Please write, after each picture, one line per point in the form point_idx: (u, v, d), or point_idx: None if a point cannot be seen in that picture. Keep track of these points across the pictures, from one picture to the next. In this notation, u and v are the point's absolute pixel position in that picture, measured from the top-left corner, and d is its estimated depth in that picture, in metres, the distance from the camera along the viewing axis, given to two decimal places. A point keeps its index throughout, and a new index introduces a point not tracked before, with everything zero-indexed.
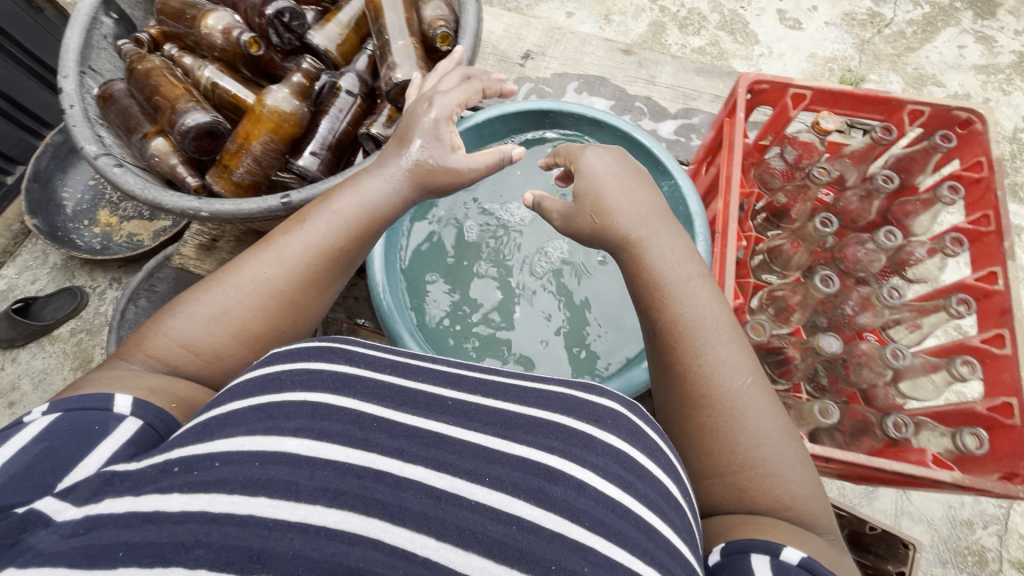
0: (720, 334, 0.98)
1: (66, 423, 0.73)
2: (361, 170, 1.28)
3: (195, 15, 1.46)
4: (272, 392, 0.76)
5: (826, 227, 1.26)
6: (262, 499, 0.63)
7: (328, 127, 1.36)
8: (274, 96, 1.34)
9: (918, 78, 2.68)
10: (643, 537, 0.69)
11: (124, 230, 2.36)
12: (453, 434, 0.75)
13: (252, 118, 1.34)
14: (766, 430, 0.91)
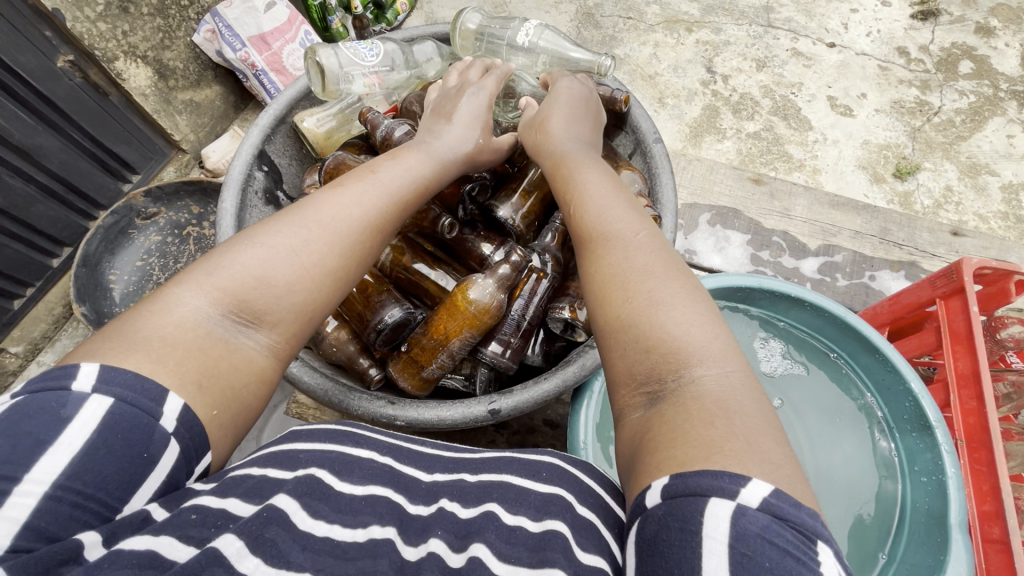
0: (653, 266, 0.86)
1: (108, 425, 0.67)
2: (580, 373, 1.11)
3: None
4: (280, 467, 0.83)
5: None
6: (260, 565, 0.66)
7: (519, 310, 1.19)
8: (480, 287, 1.13)
9: (972, 167, 2.71)
10: (562, 555, 0.72)
11: None
12: (421, 511, 0.85)
13: (451, 306, 1.14)
14: (679, 329, 0.77)
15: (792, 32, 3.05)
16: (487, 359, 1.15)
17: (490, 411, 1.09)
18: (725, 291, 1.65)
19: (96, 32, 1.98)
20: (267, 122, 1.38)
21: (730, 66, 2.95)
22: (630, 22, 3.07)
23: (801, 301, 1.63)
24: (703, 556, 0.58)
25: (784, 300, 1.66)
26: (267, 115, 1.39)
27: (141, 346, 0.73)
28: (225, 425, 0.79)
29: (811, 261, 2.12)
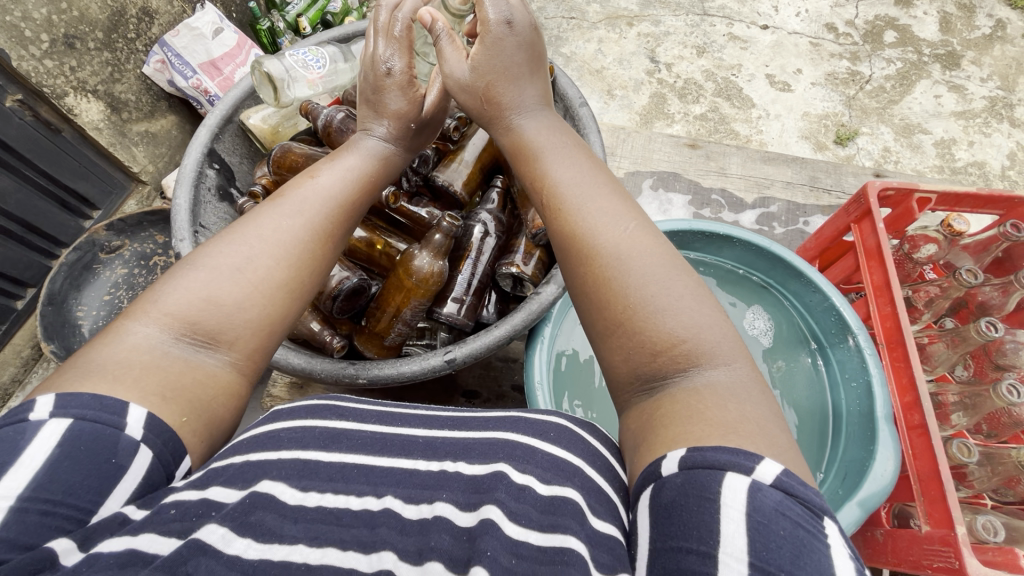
0: (650, 264, 0.88)
1: (72, 447, 0.68)
2: (526, 317, 1.14)
3: None
4: (265, 449, 0.83)
5: (992, 331, 1.39)
6: (251, 544, 0.67)
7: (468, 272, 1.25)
8: (418, 258, 1.18)
9: (906, 128, 2.88)
10: (573, 522, 0.73)
11: None
12: (415, 467, 0.85)
13: (397, 279, 1.20)
14: (688, 332, 0.82)
15: (727, 19, 3.21)
16: (441, 317, 1.20)
17: (446, 359, 1.13)
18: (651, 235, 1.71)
19: (43, 69, 2.00)
20: (214, 122, 1.42)
21: (671, 55, 3.08)
22: (573, 22, 3.19)
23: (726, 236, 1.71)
24: (720, 525, 0.62)
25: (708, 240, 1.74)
26: (214, 115, 1.43)
27: (96, 375, 0.75)
28: (199, 434, 0.81)
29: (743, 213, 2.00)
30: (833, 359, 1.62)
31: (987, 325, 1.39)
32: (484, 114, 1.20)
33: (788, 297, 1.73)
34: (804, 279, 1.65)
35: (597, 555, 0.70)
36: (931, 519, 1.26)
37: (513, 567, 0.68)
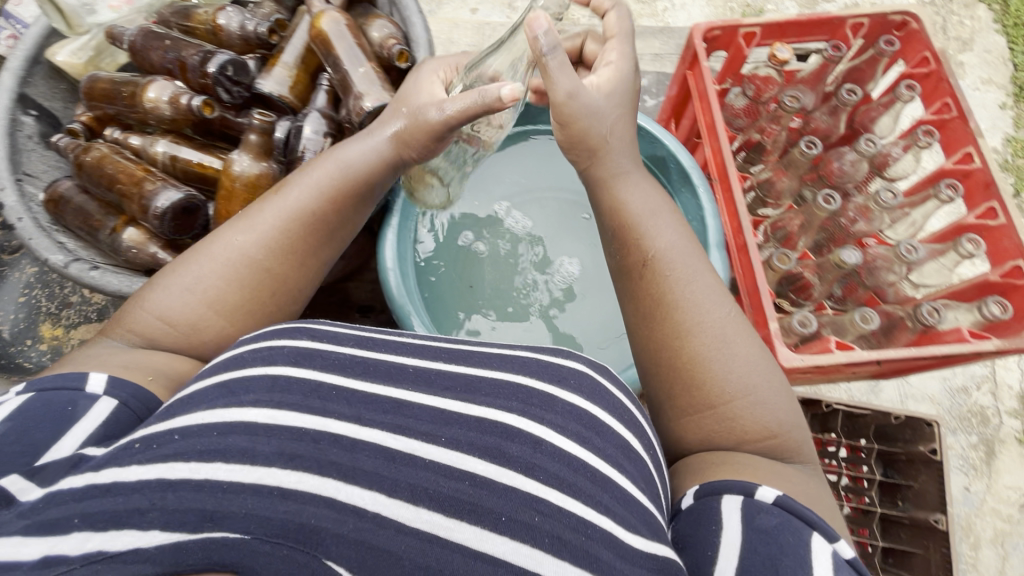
0: (727, 324, 0.80)
1: (32, 406, 0.63)
2: (360, 208, 0.96)
3: (129, 87, 1.06)
4: (231, 370, 0.71)
5: (814, 149, 0.95)
6: (221, 465, 0.58)
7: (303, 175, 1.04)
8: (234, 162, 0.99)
9: None
10: (599, 489, 0.65)
11: (72, 338, 1.70)
12: (410, 398, 0.71)
13: (223, 192, 1.01)
14: (780, 412, 0.77)
15: None
16: None
17: None
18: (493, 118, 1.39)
19: None
20: None
21: None
22: None
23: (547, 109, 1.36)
24: (811, 563, 0.60)
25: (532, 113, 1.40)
26: None
27: (78, 360, 0.72)
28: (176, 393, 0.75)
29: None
30: (683, 204, 1.17)
31: (807, 141, 0.96)
32: (568, 145, 0.89)
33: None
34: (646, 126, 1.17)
35: (620, 518, 0.64)
36: (752, 325, 0.94)
37: (539, 527, 0.60)
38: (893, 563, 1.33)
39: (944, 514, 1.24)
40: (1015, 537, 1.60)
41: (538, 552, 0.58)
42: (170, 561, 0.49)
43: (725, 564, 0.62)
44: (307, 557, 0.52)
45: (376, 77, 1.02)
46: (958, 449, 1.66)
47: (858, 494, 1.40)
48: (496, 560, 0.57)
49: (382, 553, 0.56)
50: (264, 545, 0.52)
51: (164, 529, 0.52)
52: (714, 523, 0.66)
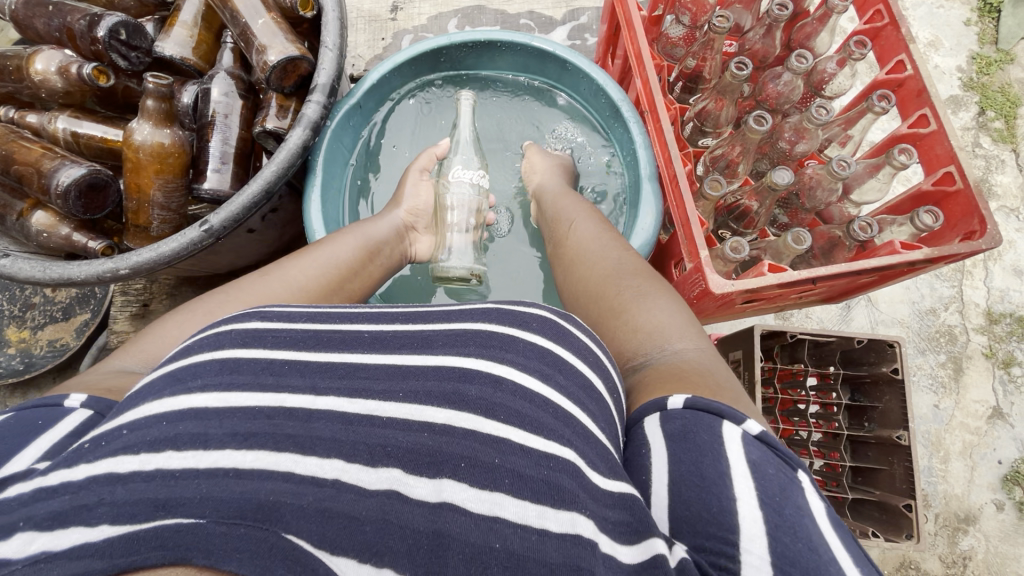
0: (653, 297, 0.77)
1: (5, 424, 0.53)
2: (278, 168, 0.90)
3: (15, 61, 0.99)
4: (176, 359, 0.55)
5: (744, 70, 0.93)
6: (171, 456, 0.44)
7: (217, 141, 0.97)
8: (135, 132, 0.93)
9: None
10: (561, 424, 0.51)
11: (38, 340, 1.53)
12: (364, 360, 0.56)
13: (129, 164, 0.95)
14: (670, 314, 0.74)
15: None
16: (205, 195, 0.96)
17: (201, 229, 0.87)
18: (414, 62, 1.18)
19: None
20: None
21: None
22: None
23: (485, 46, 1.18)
24: (728, 465, 0.51)
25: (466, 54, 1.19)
26: None
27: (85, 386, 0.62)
28: None
29: (563, 25, 1.52)
30: (616, 144, 1.17)
31: (737, 63, 0.93)
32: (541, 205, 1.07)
33: (567, 95, 1.24)
34: (570, 67, 1.17)
35: (582, 451, 0.50)
36: (687, 254, 0.92)
37: (500, 467, 0.47)
38: (860, 481, 1.36)
39: (907, 431, 1.26)
40: (983, 446, 1.65)
41: (498, 494, 0.45)
42: (119, 555, 0.36)
43: (657, 485, 0.52)
44: (264, 533, 0.39)
45: (279, 27, 0.95)
46: (926, 369, 1.70)
47: (827, 419, 1.40)
48: (457, 508, 0.44)
49: (348, 522, 0.43)
50: (219, 526, 0.38)
51: (111, 523, 0.38)
52: (642, 447, 0.56)
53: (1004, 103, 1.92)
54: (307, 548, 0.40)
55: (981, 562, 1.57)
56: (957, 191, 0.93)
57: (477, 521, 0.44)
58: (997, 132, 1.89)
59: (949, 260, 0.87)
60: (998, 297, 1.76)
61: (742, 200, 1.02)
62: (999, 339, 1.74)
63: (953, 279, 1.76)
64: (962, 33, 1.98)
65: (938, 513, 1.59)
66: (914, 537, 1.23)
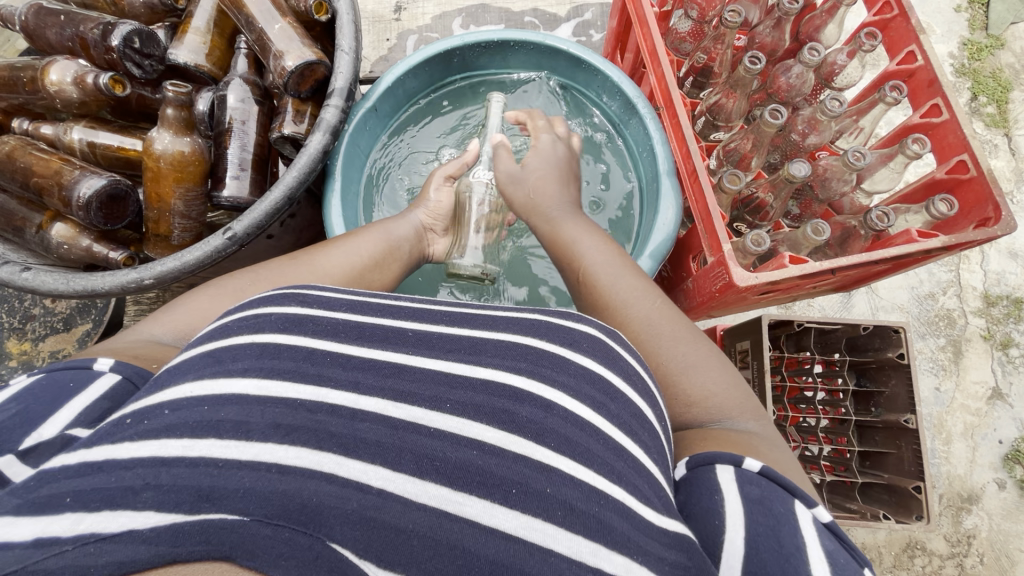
0: (692, 354, 0.75)
1: (37, 386, 0.54)
2: (300, 174, 0.90)
3: (28, 72, 0.99)
4: (213, 340, 0.55)
5: (757, 64, 0.94)
6: (215, 442, 0.44)
7: (237, 149, 0.97)
8: (158, 141, 0.93)
9: None
10: (612, 456, 0.52)
11: (39, 352, 1.51)
12: (410, 362, 0.56)
13: (149, 173, 0.95)
14: (722, 386, 0.72)
15: None
16: (226, 201, 0.96)
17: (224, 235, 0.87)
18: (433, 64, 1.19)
19: None
20: None
21: None
22: None
23: (499, 43, 1.18)
24: (804, 539, 0.53)
25: (485, 53, 1.21)
26: None
27: (113, 348, 0.63)
28: None
29: (568, 22, 1.52)
30: (630, 140, 1.18)
31: (750, 56, 0.95)
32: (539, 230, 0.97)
33: (580, 92, 1.24)
34: (584, 66, 1.17)
35: (633, 488, 0.50)
36: (707, 249, 0.94)
37: (551, 497, 0.46)
38: (869, 465, 1.38)
39: (915, 414, 1.28)
40: (984, 426, 1.68)
41: (549, 526, 0.45)
42: (167, 546, 0.36)
43: (732, 533, 0.53)
44: (308, 539, 0.39)
45: (295, 32, 0.95)
46: (927, 353, 1.72)
47: (835, 405, 1.40)
48: (508, 537, 0.43)
49: (395, 534, 0.42)
50: (264, 527, 0.38)
51: (161, 510, 0.38)
52: (711, 493, 0.57)
53: (996, 89, 1.94)
54: (351, 559, 0.39)
55: (985, 540, 1.61)
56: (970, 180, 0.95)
57: (529, 550, 0.43)
58: (990, 116, 1.92)
59: (965, 248, 0.89)
60: (995, 280, 1.79)
61: (757, 192, 1.03)
62: (997, 321, 1.77)
63: (951, 263, 1.79)
64: (956, 19, 1.99)
65: (942, 493, 1.63)
66: (925, 517, 1.25)
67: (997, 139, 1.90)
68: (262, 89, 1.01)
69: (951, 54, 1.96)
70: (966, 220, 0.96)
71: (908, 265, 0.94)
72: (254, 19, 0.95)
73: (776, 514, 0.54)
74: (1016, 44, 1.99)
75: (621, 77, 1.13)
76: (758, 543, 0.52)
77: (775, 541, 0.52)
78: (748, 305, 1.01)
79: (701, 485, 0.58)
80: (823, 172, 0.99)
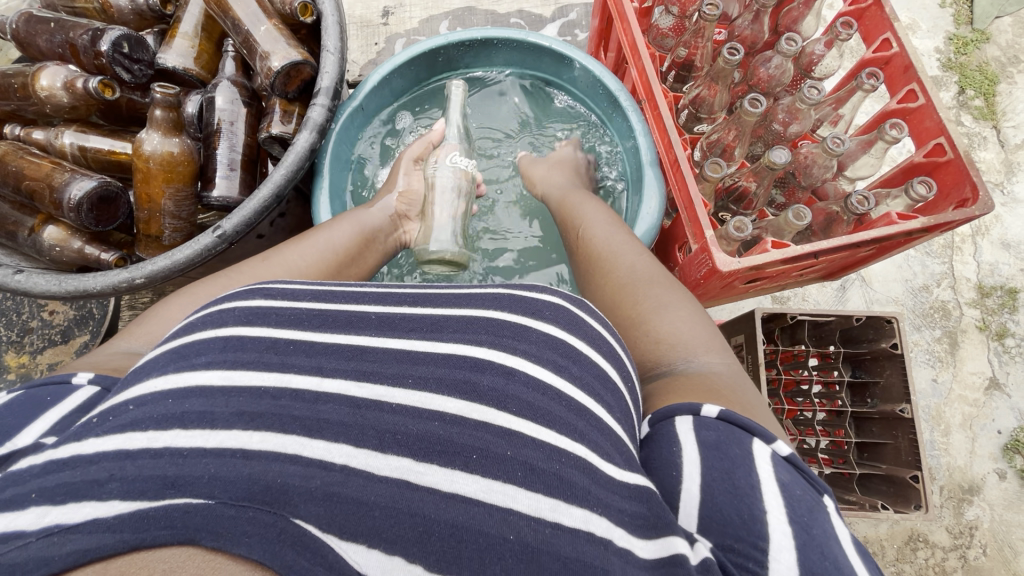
0: (683, 318, 0.75)
1: (17, 402, 0.54)
2: (288, 171, 0.91)
3: (20, 78, 1.00)
4: (180, 336, 0.56)
5: (736, 55, 0.96)
6: (180, 433, 0.45)
7: (227, 149, 0.99)
8: (147, 142, 0.95)
9: None
10: (573, 416, 0.52)
11: (38, 364, 1.52)
12: (378, 347, 0.56)
13: (140, 175, 0.96)
14: (701, 337, 0.73)
15: None
16: (214, 202, 0.98)
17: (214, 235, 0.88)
18: (420, 63, 1.21)
19: None
20: None
21: None
22: None
23: (485, 41, 1.20)
24: (760, 477, 0.53)
25: (472, 52, 1.23)
26: None
27: (88, 362, 0.64)
28: None
29: (553, 22, 1.54)
30: (614, 133, 1.19)
31: (729, 48, 0.96)
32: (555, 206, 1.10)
33: (563, 87, 1.25)
34: (567, 61, 1.19)
35: (595, 445, 0.51)
36: (691, 236, 0.95)
37: (517, 468, 0.47)
38: (867, 457, 1.39)
39: (911, 403, 1.28)
40: (983, 417, 1.68)
41: (509, 486, 0.45)
42: (129, 532, 0.36)
43: (690, 482, 0.54)
44: (271, 518, 0.39)
45: (281, 34, 0.97)
46: (924, 345, 1.73)
47: (831, 398, 1.43)
48: (467, 498, 0.44)
49: (357, 508, 0.42)
50: (228, 508, 0.38)
51: (125, 499, 0.39)
52: (671, 444, 0.57)
53: (983, 82, 1.96)
54: (315, 533, 0.39)
55: (988, 531, 1.60)
56: (947, 163, 0.97)
57: (495, 520, 0.44)
58: (978, 109, 1.94)
59: (942, 229, 0.91)
60: (988, 270, 1.80)
61: (740, 181, 1.05)
62: (991, 311, 1.77)
63: (943, 255, 1.80)
64: (940, 14, 2.01)
65: (942, 485, 1.62)
66: (922, 506, 1.24)
67: (986, 132, 1.92)
68: (250, 90, 1.03)
69: (937, 48, 1.98)
70: (946, 203, 0.97)
71: (885, 250, 0.96)
72: (241, 21, 0.97)
73: (732, 456, 0.54)
74: (1000, 38, 2.02)
75: (604, 70, 1.15)
76: (720, 487, 0.53)
77: (731, 484, 0.52)
78: (728, 290, 1.02)
79: (664, 439, 0.58)
80: (806, 160, 1.00)
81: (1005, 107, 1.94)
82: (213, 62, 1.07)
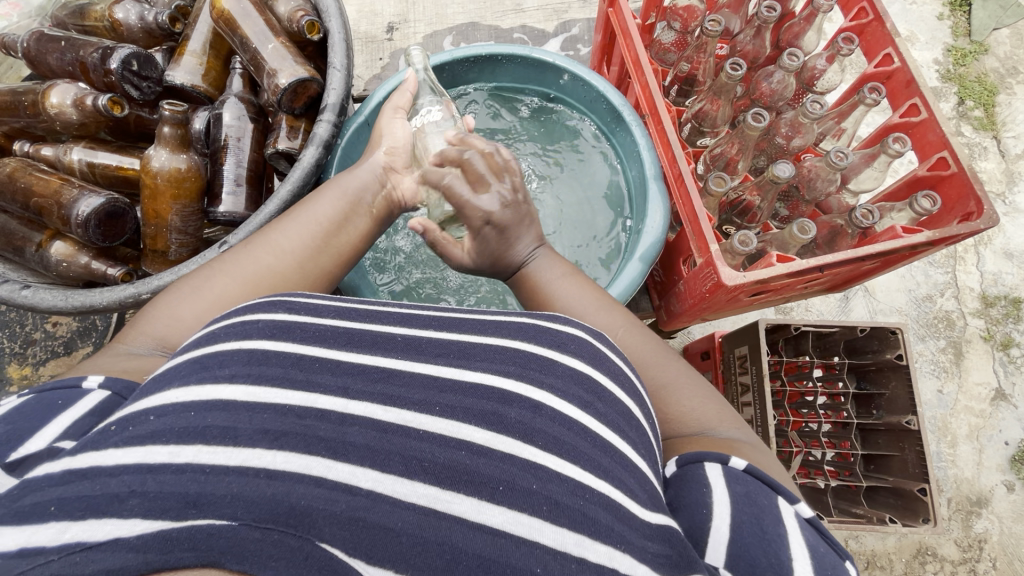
0: (668, 373, 0.72)
1: (28, 405, 0.54)
2: (293, 187, 0.92)
3: (30, 95, 1.02)
4: (203, 345, 0.56)
5: (738, 70, 0.97)
6: (202, 449, 0.44)
7: (234, 165, 1.00)
8: (154, 157, 0.95)
9: None
10: (599, 453, 0.52)
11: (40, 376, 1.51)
12: (399, 366, 0.56)
13: (146, 191, 0.97)
14: (703, 398, 0.71)
15: None
16: (221, 217, 0.98)
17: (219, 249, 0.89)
18: None
19: None
20: None
21: None
22: None
23: (490, 57, 1.22)
24: (785, 528, 0.54)
25: (477, 66, 1.24)
26: None
27: (94, 364, 0.63)
28: None
29: (556, 37, 1.56)
30: (618, 147, 1.20)
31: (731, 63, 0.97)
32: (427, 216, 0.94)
33: (569, 101, 1.26)
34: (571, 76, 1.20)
35: (619, 483, 0.51)
36: (696, 250, 0.95)
37: (538, 494, 0.47)
38: (873, 469, 1.37)
39: (916, 415, 1.28)
40: (989, 428, 1.67)
41: (535, 520, 0.45)
42: (155, 554, 0.37)
43: (718, 522, 0.54)
44: (298, 541, 0.40)
45: (288, 51, 0.98)
46: (928, 355, 1.72)
47: (835, 409, 1.41)
48: (496, 531, 0.44)
49: (383, 535, 0.42)
50: (254, 531, 0.39)
51: (147, 517, 0.39)
52: (701, 485, 0.57)
53: (983, 92, 1.97)
54: (342, 557, 0.40)
55: (997, 544, 1.58)
56: (953, 175, 0.96)
57: (517, 545, 0.44)
58: (978, 119, 1.94)
59: (948, 242, 0.91)
60: (991, 281, 1.80)
61: (744, 195, 1.05)
62: (995, 321, 1.77)
63: (947, 265, 1.80)
64: (940, 26, 2.03)
65: (949, 497, 1.61)
66: (931, 520, 1.23)
67: (986, 142, 1.93)
68: (256, 107, 1.05)
69: (937, 59, 2.00)
70: (953, 216, 0.97)
71: (897, 261, 0.95)
72: (250, 39, 0.98)
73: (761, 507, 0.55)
74: (999, 49, 2.03)
75: (607, 85, 1.16)
76: (747, 536, 0.53)
77: (760, 530, 0.54)
78: (737, 302, 1.02)
79: (693, 477, 0.58)
80: (813, 172, 1.00)
81: (1005, 118, 1.95)
82: (219, 79, 1.08)
